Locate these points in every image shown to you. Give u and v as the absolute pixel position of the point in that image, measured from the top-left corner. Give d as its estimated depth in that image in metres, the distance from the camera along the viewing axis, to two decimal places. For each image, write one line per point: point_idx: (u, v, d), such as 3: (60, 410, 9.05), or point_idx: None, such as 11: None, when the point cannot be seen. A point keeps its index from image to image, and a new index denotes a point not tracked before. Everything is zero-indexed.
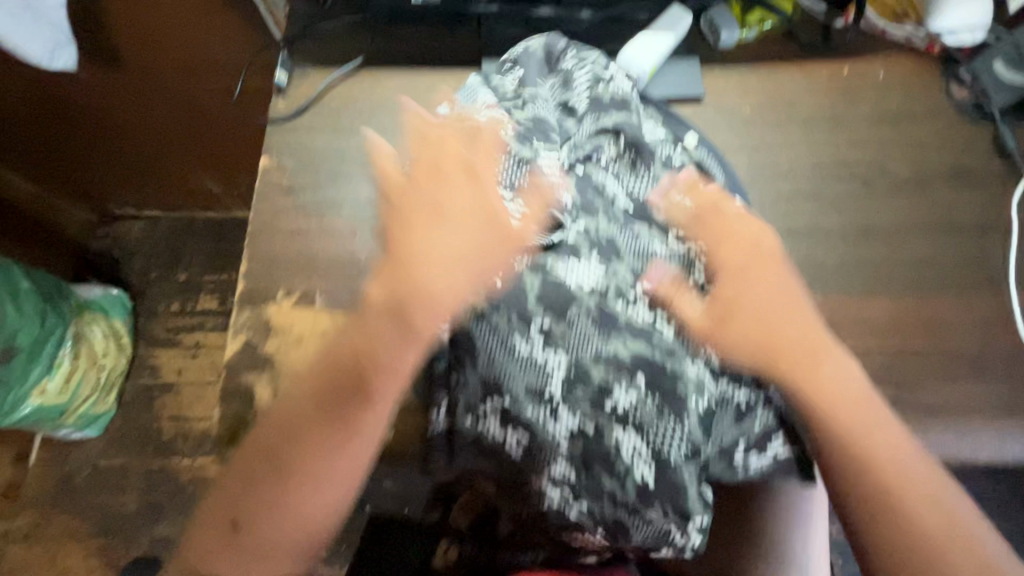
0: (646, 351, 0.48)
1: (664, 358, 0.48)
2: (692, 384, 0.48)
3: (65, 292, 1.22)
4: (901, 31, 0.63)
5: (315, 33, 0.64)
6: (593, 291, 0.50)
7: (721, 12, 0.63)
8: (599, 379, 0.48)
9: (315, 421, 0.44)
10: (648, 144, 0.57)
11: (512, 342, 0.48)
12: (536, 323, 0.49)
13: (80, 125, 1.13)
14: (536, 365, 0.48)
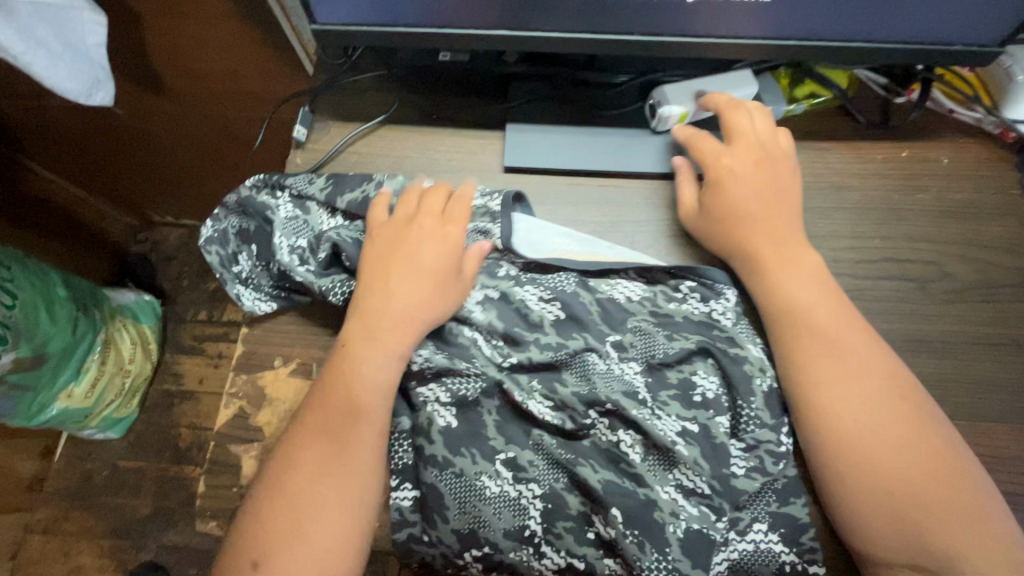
0: (616, 479, 0.46)
1: (635, 484, 0.46)
2: (670, 511, 0.45)
3: (98, 298, 1.24)
4: (971, 114, 0.57)
5: (339, 84, 0.63)
6: (559, 412, 0.49)
7: (767, 84, 0.59)
8: (576, 509, 0.47)
9: (295, 491, 0.43)
10: (612, 282, 0.54)
11: (480, 483, 0.47)
12: (500, 457, 0.48)
13: (125, 143, 1.16)
14: (510, 502, 0.47)
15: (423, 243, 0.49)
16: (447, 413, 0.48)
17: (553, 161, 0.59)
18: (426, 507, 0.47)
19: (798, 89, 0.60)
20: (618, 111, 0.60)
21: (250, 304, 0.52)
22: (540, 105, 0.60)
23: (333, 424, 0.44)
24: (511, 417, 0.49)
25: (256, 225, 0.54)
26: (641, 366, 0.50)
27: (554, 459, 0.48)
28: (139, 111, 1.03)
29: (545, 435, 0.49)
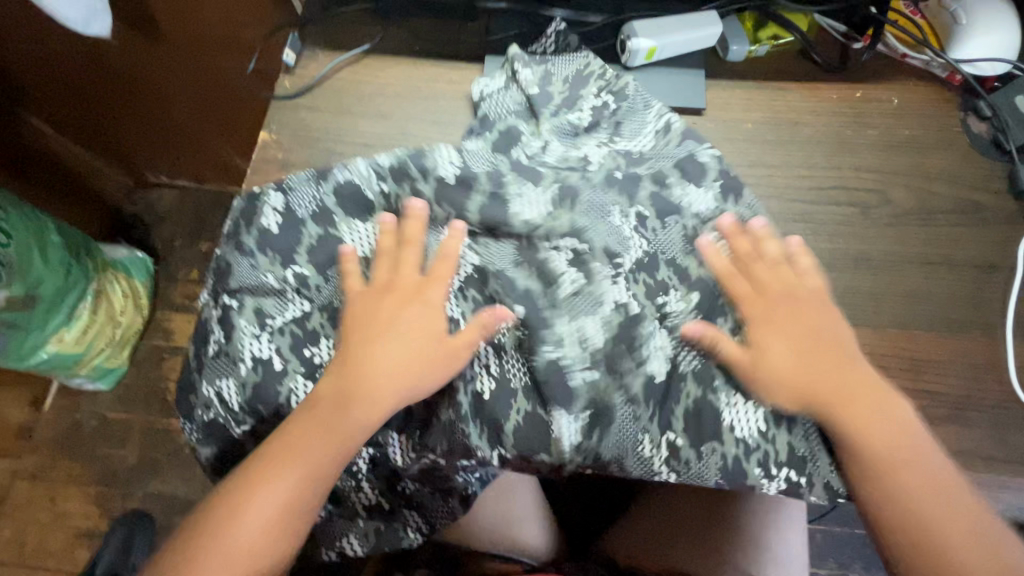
0: (624, 340, 0.48)
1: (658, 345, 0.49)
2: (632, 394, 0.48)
3: (91, 249, 1.26)
4: (920, 57, 0.60)
5: (328, 16, 0.66)
6: (603, 348, 0.48)
7: (730, 25, 0.62)
8: (604, 407, 0.47)
9: None
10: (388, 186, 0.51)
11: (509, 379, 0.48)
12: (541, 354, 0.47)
13: (120, 96, 1.17)
14: (507, 386, 0.48)
15: None
16: (572, 280, 0.49)
17: None
18: (422, 437, 0.49)
19: (762, 32, 0.63)
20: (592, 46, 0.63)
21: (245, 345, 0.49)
22: (518, 41, 0.64)
23: None
24: (665, 398, 0.49)
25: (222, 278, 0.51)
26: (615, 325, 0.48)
27: (619, 431, 0.48)
28: (133, 60, 1.05)
29: (631, 412, 0.48)
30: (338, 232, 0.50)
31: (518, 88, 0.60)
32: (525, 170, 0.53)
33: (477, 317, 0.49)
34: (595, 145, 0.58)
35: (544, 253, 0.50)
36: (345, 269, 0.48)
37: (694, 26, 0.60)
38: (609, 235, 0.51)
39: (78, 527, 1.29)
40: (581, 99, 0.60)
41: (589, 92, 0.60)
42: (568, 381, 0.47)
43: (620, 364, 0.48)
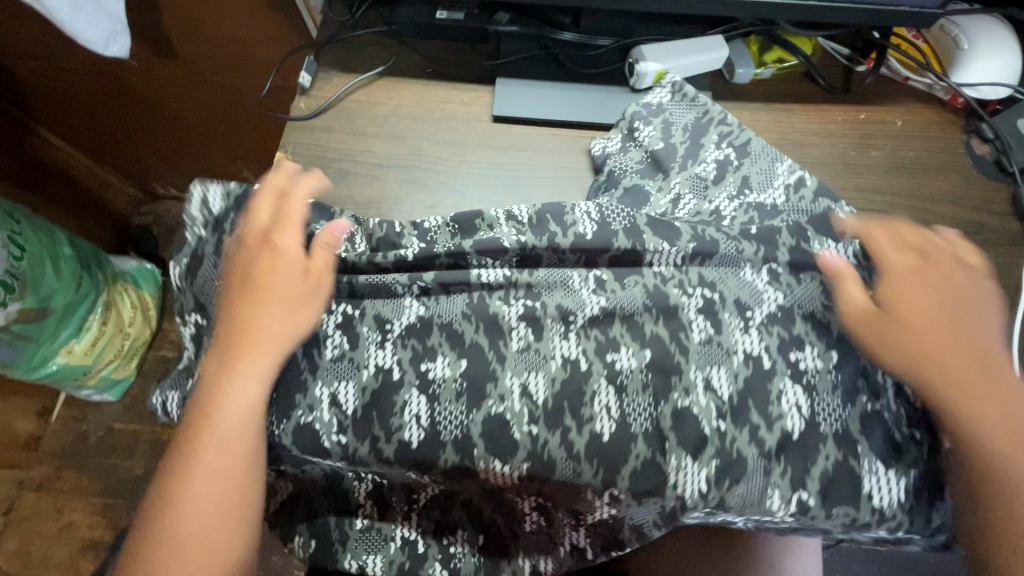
0: (674, 360, 0.47)
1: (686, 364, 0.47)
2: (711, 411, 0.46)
3: (101, 262, 1.27)
4: (923, 81, 0.62)
5: (343, 39, 0.67)
6: (707, 383, 0.47)
7: (736, 49, 0.64)
8: (603, 427, 0.46)
9: None
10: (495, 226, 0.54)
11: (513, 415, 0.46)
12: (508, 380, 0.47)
13: (133, 112, 1.19)
14: (502, 411, 0.46)
15: None
16: (702, 327, 0.49)
17: (536, 113, 0.63)
18: (539, 455, 0.45)
19: (766, 55, 0.64)
20: (599, 68, 0.65)
21: (318, 388, 0.47)
22: (528, 64, 0.65)
23: None
24: (803, 456, 0.45)
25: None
26: (696, 361, 0.47)
27: (747, 482, 0.44)
28: (148, 78, 1.07)
29: (762, 466, 0.45)
30: (446, 262, 0.52)
31: (636, 146, 0.60)
32: (660, 225, 0.53)
33: (596, 353, 0.48)
34: (725, 197, 0.57)
35: (675, 298, 0.50)
36: (324, 239, 0.49)
37: (700, 50, 0.62)
38: (740, 288, 0.50)
39: (84, 539, 1.29)
40: (702, 151, 0.59)
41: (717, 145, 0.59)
42: (700, 425, 0.45)
43: (750, 417, 0.46)
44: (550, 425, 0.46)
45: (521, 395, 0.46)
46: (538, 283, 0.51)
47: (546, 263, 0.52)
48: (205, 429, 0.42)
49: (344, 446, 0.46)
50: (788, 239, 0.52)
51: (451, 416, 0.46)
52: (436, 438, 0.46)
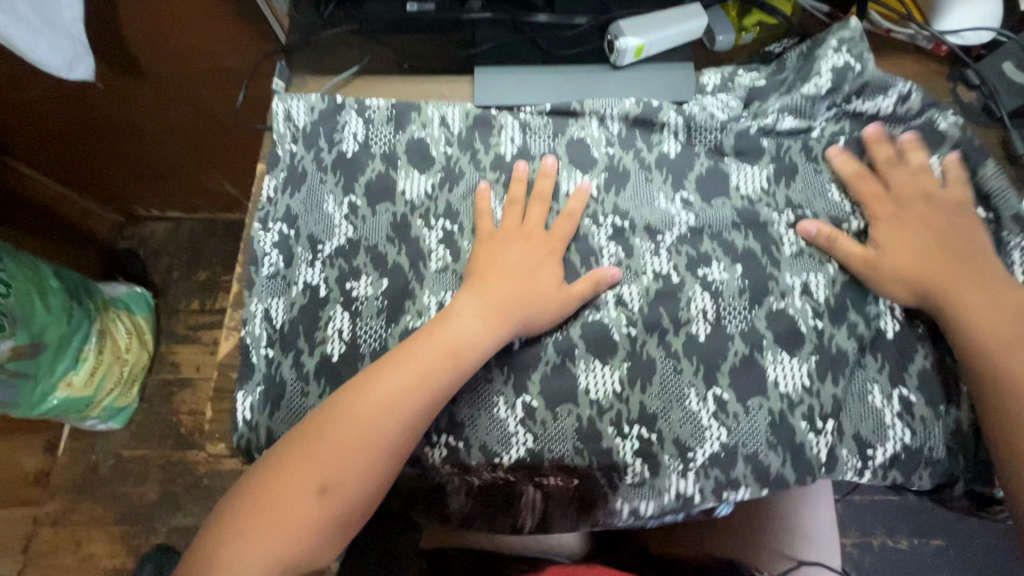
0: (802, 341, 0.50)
1: (823, 360, 0.49)
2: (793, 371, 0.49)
3: (90, 290, 1.26)
4: (905, 32, 0.61)
5: (315, 41, 0.66)
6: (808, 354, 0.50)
7: (716, 16, 0.63)
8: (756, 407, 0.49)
9: (272, 489, 0.42)
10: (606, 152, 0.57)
11: (687, 396, 0.49)
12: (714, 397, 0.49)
13: (104, 134, 1.15)
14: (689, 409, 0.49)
15: (381, 386, 0.45)
16: (792, 241, 0.53)
17: (519, 100, 0.62)
18: (634, 376, 0.50)
19: (746, 20, 0.63)
20: (578, 48, 0.63)
21: (426, 296, 0.53)
22: (504, 50, 0.64)
23: (315, 444, 0.43)
24: (893, 356, 0.50)
25: (399, 228, 0.55)
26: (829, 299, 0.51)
27: (851, 381, 0.50)
28: (115, 98, 1.03)
29: (862, 397, 0.49)
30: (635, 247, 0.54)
31: (736, 84, 0.61)
32: (749, 142, 0.56)
33: (688, 268, 0.52)
34: (826, 110, 0.56)
35: (767, 215, 0.54)
36: (480, 205, 0.55)
37: (679, 20, 0.60)
38: (827, 210, 0.54)
39: (106, 568, 1.29)
40: (817, 65, 0.56)
41: (832, 60, 0.55)
42: (797, 325, 0.50)
43: (847, 316, 0.51)
44: (648, 330, 0.51)
45: (616, 304, 0.52)
46: (627, 204, 0.55)
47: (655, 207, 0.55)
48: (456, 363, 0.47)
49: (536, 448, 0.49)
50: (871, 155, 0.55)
51: (599, 380, 0.50)
52: (588, 404, 0.50)
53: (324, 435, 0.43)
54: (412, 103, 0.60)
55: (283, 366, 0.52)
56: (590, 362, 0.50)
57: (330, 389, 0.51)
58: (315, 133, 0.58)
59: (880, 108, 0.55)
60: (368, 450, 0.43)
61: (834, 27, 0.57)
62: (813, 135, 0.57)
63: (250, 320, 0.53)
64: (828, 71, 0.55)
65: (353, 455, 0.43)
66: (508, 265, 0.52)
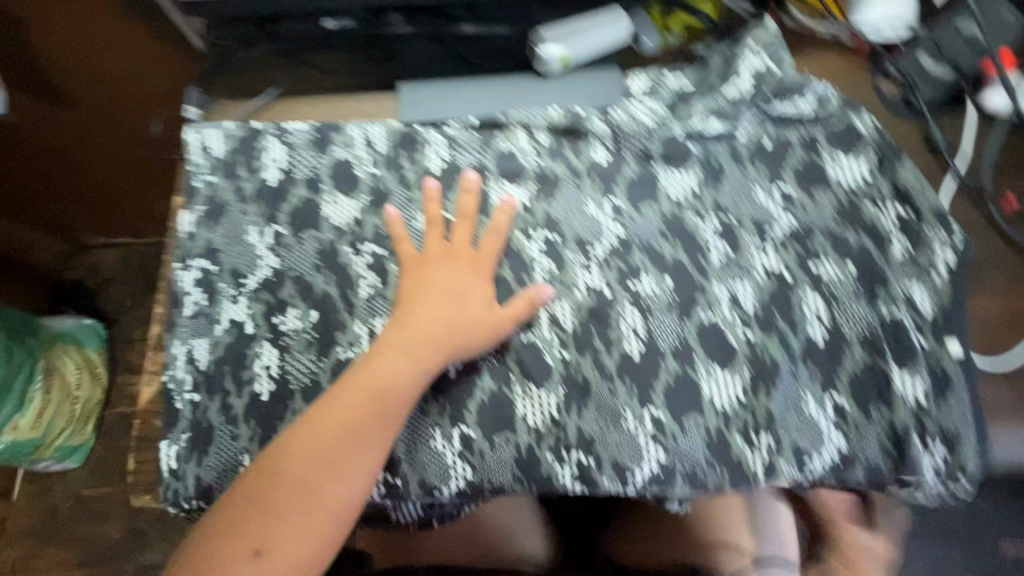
0: (730, 347, 0.50)
1: (747, 362, 0.50)
2: (726, 376, 0.50)
3: (32, 328, 1.20)
4: (827, 30, 0.61)
5: (231, 63, 0.63)
6: (741, 359, 0.50)
7: (640, 19, 0.62)
8: (690, 418, 0.49)
9: (225, 544, 0.41)
10: (530, 163, 0.57)
11: (622, 414, 0.49)
12: (643, 411, 0.49)
13: (33, 164, 1.10)
14: (613, 417, 0.49)
15: (327, 420, 0.44)
16: (720, 248, 0.53)
17: (446, 114, 0.61)
18: (570, 400, 0.49)
19: (670, 21, 0.63)
20: (504, 60, 0.62)
21: (357, 326, 0.51)
22: (427, 64, 0.62)
23: (264, 488, 0.43)
24: (828, 356, 0.50)
25: (326, 258, 0.53)
26: (755, 298, 0.52)
27: (785, 392, 0.49)
28: (39, 126, 0.98)
29: (797, 396, 0.49)
30: (562, 258, 0.53)
31: (665, 87, 0.60)
32: (673, 146, 0.57)
33: (619, 282, 0.52)
34: (750, 112, 0.58)
35: (692, 222, 0.54)
36: (395, 233, 0.52)
37: (602, 26, 0.60)
38: (754, 211, 0.55)
39: None
40: (738, 67, 0.59)
41: (755, 61, 0.58)
42: (726, 338, 0.50)
43: (777, 324, 0.51)
44: (581, 348, 0.51)
45: (550, 323, 0.51)
46: (558, 214, 0.55)
47: (578, 219, 0.55)
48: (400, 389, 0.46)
49: (472, 476, 0.48)
50: (800, 152, 0.56)
51: (537, 405, 0.49)
52: (526, 429, 0.49)
53: (275, 476, 0.43)
54: (333, 124, 0.58)
55: (209, 411, 0.50)
56: (527, 386, 0.50)
57: (260, 431, 0.49)
58: (233, 160, 0.57)
59: (803, 109, 0.57)
60: (320, 495, 0.43)
61: (754, 30, 0.60)
62: (740, 137, 0.57)
63: (173, 363, 0.52)
64: (748, 76, 0.58)
65: (305, 498, 0.43)
66: (446, 283, 0.50)
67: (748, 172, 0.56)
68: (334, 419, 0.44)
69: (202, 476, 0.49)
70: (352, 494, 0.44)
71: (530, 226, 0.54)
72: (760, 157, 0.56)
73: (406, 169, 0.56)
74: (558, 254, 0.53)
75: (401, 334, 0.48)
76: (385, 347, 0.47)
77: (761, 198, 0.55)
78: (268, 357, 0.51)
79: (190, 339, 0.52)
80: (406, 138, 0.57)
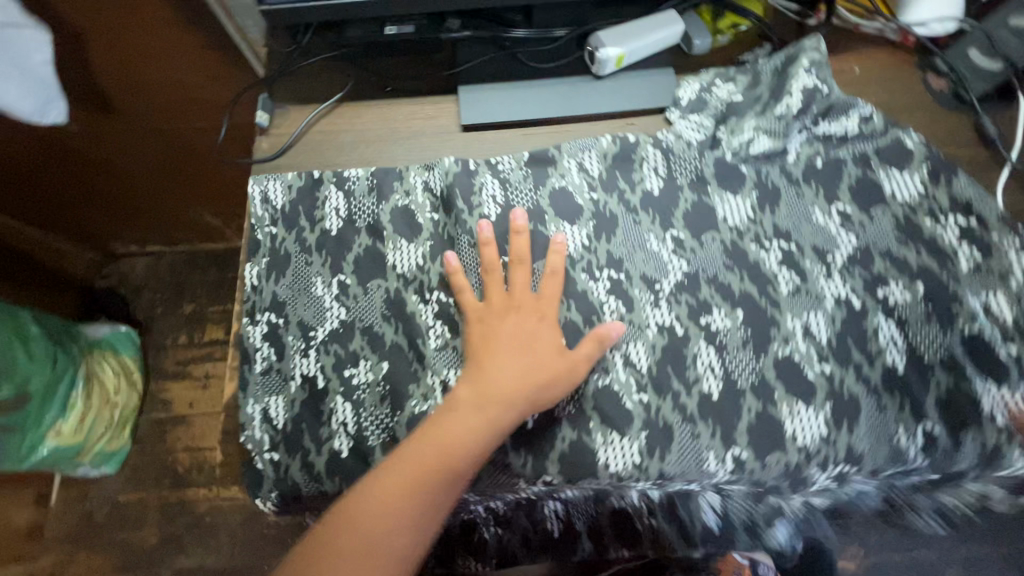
0: (804, 389, 0.51)
1: (823, 400, 0.51)
2: (805, 416, 0.50)
3: (73, 334, 1.22)
4: (873, 25, 0.64)
5: (294, 70, 0.65)
6: (816, 396, 0.51)
7: (692, 20, 0.64)
8: (773, 459, 0.49)
9: None
10: (588, 201, 0.57)
11: (705, 454, 0.50)
12: (728, 449, 0.50)
13: (78, 173, 1.12)
14: (698, 456, 0.50)
15: (399, 484, 0.43)
16: (788, 278, 0.55)
17: (505, 116, 0.63)
18: (652, 445, 0.50)
19: (720, 21, 0.65)
20: (561, 61, 0.64)
21: (429, 377, 0.52)
22: (485, 66, 0.64)
23: (331, 543, 0.42)
24: (907, 385, 0.51)
25: (395, 308, 0.55)
26: (824, 330, 0.53)
27: (869, 424, 0.50)
28: (88, 136, 1.01)
29: (875, 402, 0.51)
30: (631, 296, 0.54)
31: (712, 97, 0.63)
32: (726, 171, 0.59)
33: (691, 318, 0.53)
34: (801, 132, 0.60)
35: (754, 254, 0.56)
36: (458, 282, 0.52)
37: (658, 27, 0.61)
38: (815, 235, 0.56)
39: None
40: (789, 84, 0.60)
41: (806, 64, 0.60)
42: (805, 373, 0.52)
43: (852, 356, 0.52)
44: (659, 390, 0.51)
45: (626, 364, 0.52)
46: (619, 252, 0.56)
47: (642, 256, 0.56)
48: (475, 451, 0.45)
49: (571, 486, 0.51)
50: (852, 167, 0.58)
51: (618, 453, 0.50)
52: (610, 474, 0.49)
53: (342, 538, 0.42)
54: (389, 169, 0.60)
55: (292, 469, 0.51)
56: (607, 433, 0.50)
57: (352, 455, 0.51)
58: (295, 211, 0.59)
59: (851, 129, 0.59)
60: (382, 568, 0.41)
61: (804, 47, 0.61)
62: (790, 159, 0.59)
63: (250, 424, 0.53)
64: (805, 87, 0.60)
65: (366, 565, 0.41)
66: (515, 338, 0.49)
67: (803, 198, 0.58)
68: (404, 483, 0.43)
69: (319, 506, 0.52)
70: (412, 564, 0.43)
71: (595, 268, 0.55)
72: (814, 176, 0.58)
73: (463, 212, 0.56)
74: (626, 292, 0.54)
75: (472, 393, 0.47)
76: (456, 408, 0.46)
77: (822, 218, 0.57)
78: (344, 410, 0.52)
79: (267, 396, 0.53)
80: (458, 179, 0.58)
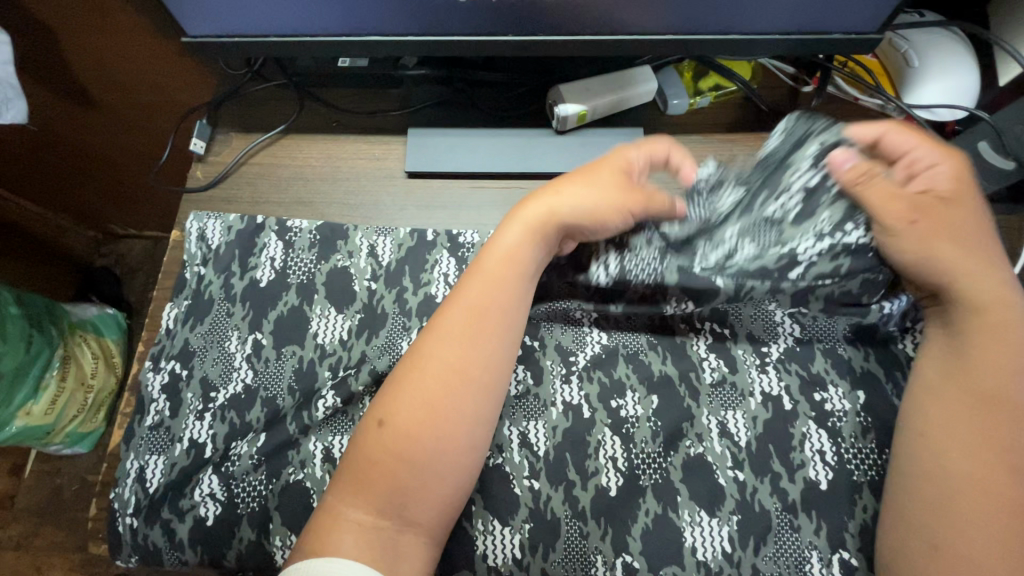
0: (724, 496, 0.46)
1: (734, 511, 0.46)
2: (702, 528, 0.46)
3: (56, 313, 1.12)
4: (873, 102, 0.56)
5: (242, 95, 0.62)
6: (724, 511, 0.46)
7: (670, 78, 0.58)
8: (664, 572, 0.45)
9: (380, 455, 0.41)
10: None
11: (592, 560, 0.46)
12: (623, 557, 0.45)
13: (72, 159, 1.10)
14: (582, 557, 0.46)
15: (448, 324, 0.44)
16: (715, 367, 0.50)
17: (453, 164, 0.58)
18: (536, 541, 0.46)
19: (701, 82, 0.59)
20: (517, 112, 0.60)
21: (312, 443, 0.49)
22: (438, 112, 0.60)
23: (417, 400, 0.42)
24: (831, 508, 0.45)
25: (304, 379, 0.51)
26: (751, 433, 0.48)
27: (781, 548, 0.45)
28: (73, 124, 0.98)
29: (788, 521, 0.45)
30: (546, 369, 0.51)
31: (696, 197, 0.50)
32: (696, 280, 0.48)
33: (600, 399, 0.50)
34: (811, 238, 0.45)
35: (684, 334, 0.51)
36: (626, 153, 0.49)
37: (625, 85, 0.56)
38: (757, 320, 0.51)
39: None
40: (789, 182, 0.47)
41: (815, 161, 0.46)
42: (714, 478, 0.47)
43: (771, 466, 0.47)
44: (553, 480, 0.48)
45: (522, 445, 0.49)
46: (540, 319, 0.53)
47: (575, 328, 0.52)
48: (501, 280, 0.46)
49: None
50: None
51: (497, 545, 0.46)
52: (485, 569, 0.46)
53: (410, 378, 0.43)
54: (339, 226, 0.57)
55: (150, 535, 0.49)
56: (487, 521, 0.47)
57: (226, 511, 0.48)
58: (229, 254, 0.56)
59: (851, 240, 0.44)
60: (449, 402, 0.42)
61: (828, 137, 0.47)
62: (793, 272, 0.46)
63: (124, 480, 0.51)
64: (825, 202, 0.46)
65: (440, 418, 0.42)
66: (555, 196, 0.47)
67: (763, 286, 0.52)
68: (440, 321, 0.45)
69: (189, 561, 0.48)
70: (477, 374, 0.43)
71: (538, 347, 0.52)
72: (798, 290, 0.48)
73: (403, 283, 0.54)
74: (547, 379, 0.51)
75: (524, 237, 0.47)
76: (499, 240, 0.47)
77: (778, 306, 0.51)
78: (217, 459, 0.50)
79: (150, 445, 0.51)
80: (406, 245, 0.56)
